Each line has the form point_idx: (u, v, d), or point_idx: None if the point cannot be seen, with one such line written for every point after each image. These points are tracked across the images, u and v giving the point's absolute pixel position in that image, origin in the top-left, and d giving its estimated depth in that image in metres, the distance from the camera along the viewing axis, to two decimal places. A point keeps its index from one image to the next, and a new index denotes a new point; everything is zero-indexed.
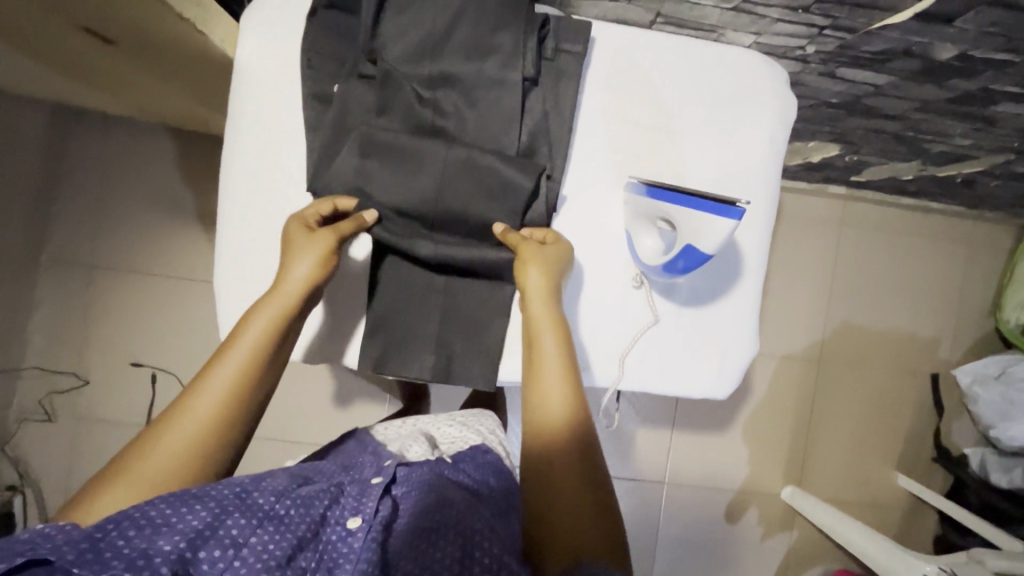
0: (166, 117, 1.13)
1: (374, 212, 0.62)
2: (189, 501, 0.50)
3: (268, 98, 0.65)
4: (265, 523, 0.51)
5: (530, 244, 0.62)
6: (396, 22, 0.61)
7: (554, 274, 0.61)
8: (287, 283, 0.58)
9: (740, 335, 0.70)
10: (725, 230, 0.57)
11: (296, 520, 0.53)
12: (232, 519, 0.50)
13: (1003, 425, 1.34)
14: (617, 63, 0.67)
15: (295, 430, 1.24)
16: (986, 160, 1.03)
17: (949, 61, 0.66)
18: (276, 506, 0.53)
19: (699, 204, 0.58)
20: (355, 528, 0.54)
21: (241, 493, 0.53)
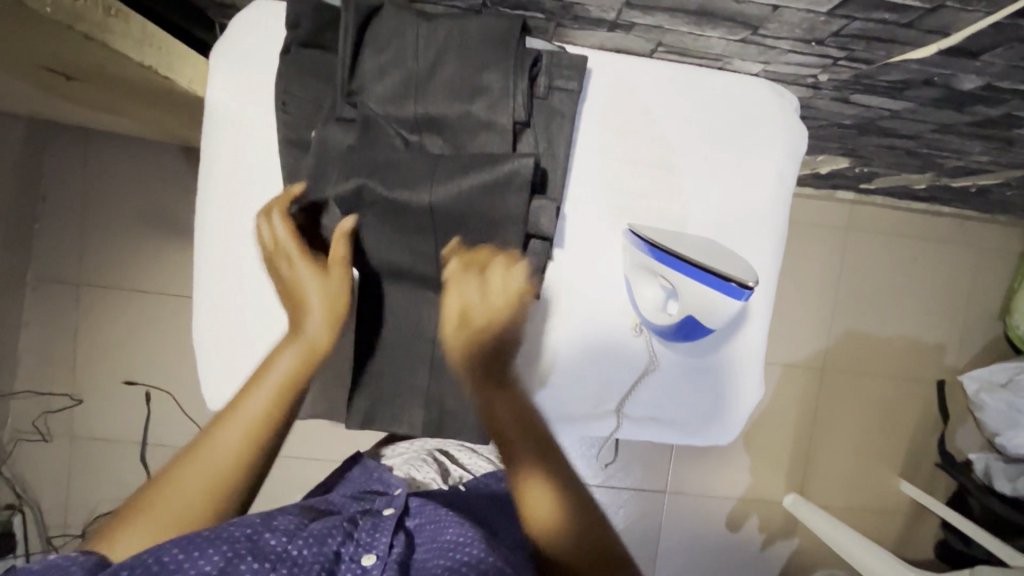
0: (145, 132, 1.08)
1: (351, 218, 0.58)
2: (201, 544, 0.45)
3: (241, 142, 0.61)
4: (278, 567, 0.46)
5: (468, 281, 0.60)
6: (377, 63, 0.57)
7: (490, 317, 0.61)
8: (306, 322, 0.59)
9: (746, 381, 0.67)
10: (727, 308, 0.58)
11: (309, 561, 0.49)
12: (246, 562, 0.45)
13: (1009, 433, 1.33)
14: (616, 97, 0.63)
15: (292, 448, 1.22)
16: (1002, 174, 0.98)
17: (973, 90, 0.62)
18: (289, 547, 0.49)
19: (712, 282, 0.57)
20: (370, 564, 0.51)
21: (252, 535, 0.48)
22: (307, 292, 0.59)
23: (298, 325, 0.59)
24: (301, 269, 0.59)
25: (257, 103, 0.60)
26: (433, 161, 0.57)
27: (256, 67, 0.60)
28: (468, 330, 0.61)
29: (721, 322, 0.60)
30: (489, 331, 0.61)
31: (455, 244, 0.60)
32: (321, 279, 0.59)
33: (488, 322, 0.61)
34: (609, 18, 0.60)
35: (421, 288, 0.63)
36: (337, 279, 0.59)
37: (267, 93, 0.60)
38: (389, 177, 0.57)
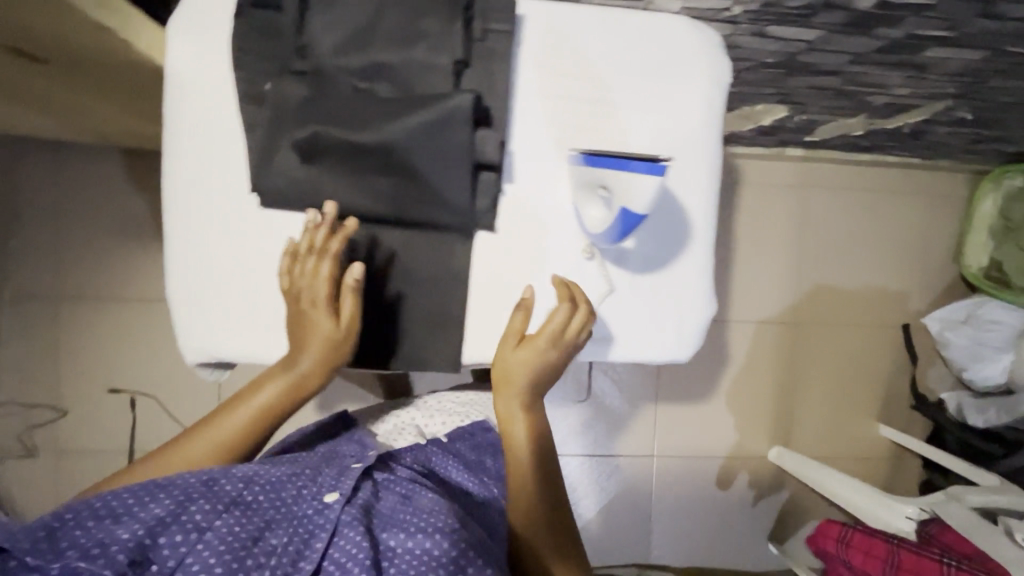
0: (108, 136, 1.10)
1: (342, 209, 0.62)
2: (154, 492, 0.54)
3: (203, 103, 0.64)
4: (230, 508, 0.55)
5: (559, 312, 0.66)
6: (324, 17, 0.61)
7: (547, 356, 0.67)
8: (298, 367, 0.65)
9: (697, 296, 0.73)
10: (648, 189, 0.59)
11: (264, 504, 0.57)
12: (195, 504, 0.53)
13: (976, 366, 1.45)
14: (548, 41, 0.68)
15: None
16: (928, 109, 1.05)
17: (870, 10, 0.68)
18: (243, 492, 0.56)
19: (632, 166, 0.58)
20: (332, 500, 0.59)
21: (207, 480, 0.56)
22: (309, 341, 0.64)
23: (293, 364, 0.65)
24: (316, 319, 0.63)
25: (213, 64, 0.64)
26: (382, 104, 0.61)
27: (213, 34, 0.63)
28: (504, 373, 0.68)
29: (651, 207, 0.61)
30: (547, 366, 0.68)
31: (407, 186, 0.62)
32: (331, 336, 0.64)
33: (547, 352, 0.67)
34: None
35: (382, 229, 0.66)
36: (342, 343, 0.64)
37: (224, 56, 0.63)
38: (338, 120, 0.60)
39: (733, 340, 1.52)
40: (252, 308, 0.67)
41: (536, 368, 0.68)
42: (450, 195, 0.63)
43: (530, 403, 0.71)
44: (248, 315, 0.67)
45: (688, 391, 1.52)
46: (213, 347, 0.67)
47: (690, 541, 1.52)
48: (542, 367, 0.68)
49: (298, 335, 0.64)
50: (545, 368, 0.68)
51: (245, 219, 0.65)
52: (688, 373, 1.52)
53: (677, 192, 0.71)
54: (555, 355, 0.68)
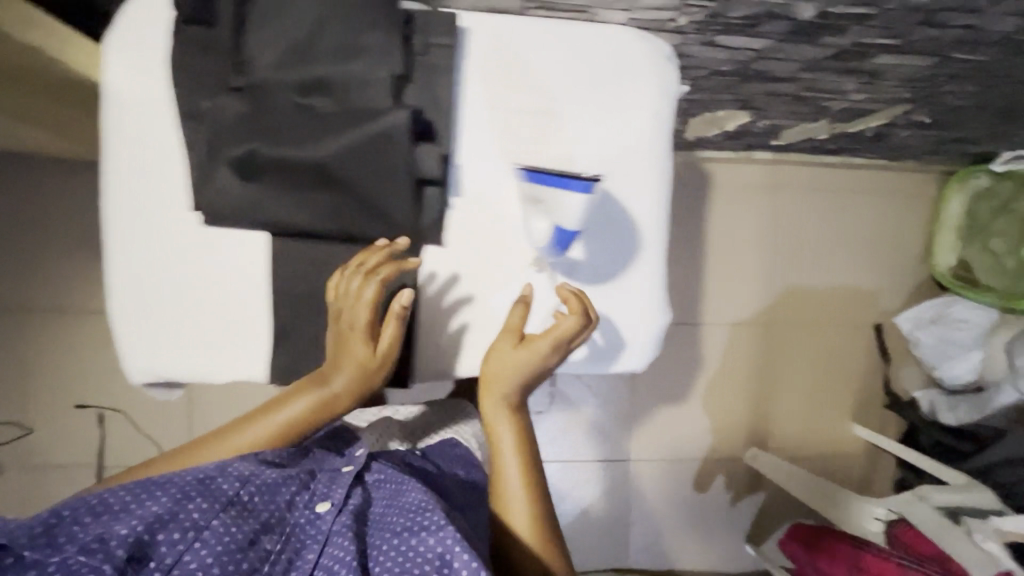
0: (62, 148, 1.08)
1: (405, 239, 0.63)
2: (151, 492, 0.55)
3: (144, 120, 0.63)
4: (227, 509, 0.56)
5: (567, 319, 0.65)
6: (261, 32, 0.60)
7: (539, 355, 0.66)
8: (329, 387, 0.64)
9: (649, 306, 0.73)
10: (578, 206, 0.61)
11: (260, 506, 0.58)
12: (192, 504, 0.55)
13: (947, 365, 1.48)
14: (493, 53, 0.67)
15: None
16: (887, 113, 1.06)
17: (813, 19, 0.68)
18: (240, 492, 0.57)
19: (570, 183, 0.60)
20: (324, 511, 0.60)
21: (204, 480, 0.57)
22: (345, 360, 0.63)
23: (324, 381, 0.64)
24: (355, 340, 0.63)
25: (152, 81, 0.63)
26: (320, 120, 0.60)
27: (151, 50, 0.62)
28: (499, 373, 0.67)
29: (583, 222, 0.63)
30: (540, 369, 0.67)
31: (349, 201, 0.62)
32: (366, 359, 0.63)
33: (545, 354, 0.66)
34: None
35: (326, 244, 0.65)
36: (377, 367, 0.64)
37: (163, 73, 0.63)
38: (275, 138, 0.60)
39: (707, 343, 1.52)
40: (196, 327, 0.66)
41: (532, 367, 0.66)
42: (392, 210, 0.62)
43: (518, 407, 0.69)
44: (192, 334, 0.66)
45: (663, 394, 1.52)
46: (157, 366, 0.66)
47: (668, 544, 1.53)
48: (539, 366, 0.67)
49: (337, 353, 0.63)
50: (534, 370, 0.67)
51: (188, 236, 0.65)
52: (663, 376, 1.52)
53: (626, 204, 0.71)
54: (545, 357, 0.66)
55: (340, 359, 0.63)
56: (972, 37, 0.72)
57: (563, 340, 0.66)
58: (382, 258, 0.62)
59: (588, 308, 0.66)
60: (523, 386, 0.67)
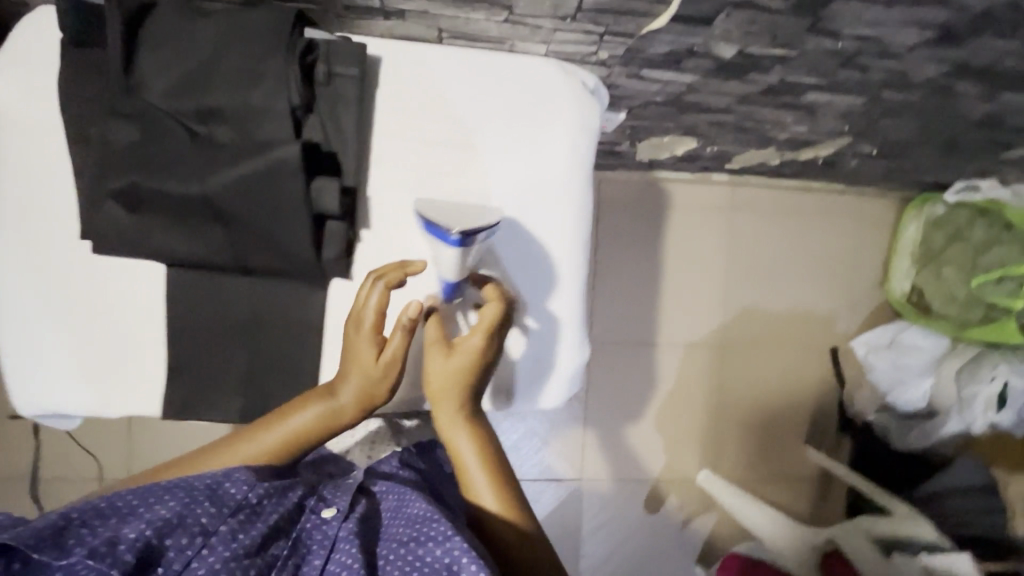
0: None
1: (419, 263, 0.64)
2: (159, 495, 0.51)
3: (29, 144, 0.60)
4: (235, 514, 0.52)
5: (489, 312, 0.64)
6: (154, 57, 0.58)
7: (475, 354, 0.64)
8: (338, 397, 0.63)
9: (565, 342, 0.73)
10: (453, 259, 0.61)
11: (269, 510, 0.55)
12: (201, 508, 0.51)
13: (897, 391, 1.47)
14: (406, 83, 0.66)
15: None
16: (833, 144, 1.05)
17: (734, 58, 0.67)
18: (249, 496, 0.54)
19: (443, 239, 0.60)
20: (331, 516, 0.57)
21: (212, 484, 0.54)
22: (352, 370, 0.62)
23: (332, 392, 0.63)
24: (361, 347, 0.62)
25: (41, 103, 0.60)
26: (215, 151, 0.58)
27: (39, 70, 0.60)
28: (441, 385, 0.65)
29: (464, 273, 0.63)
30: (478, 366, 0.65)
31: (246, 233, 0.60)
32: (371, 369, 0.62)
33: (479, 347, 0.64)
34: (378, 6, 0.60)
35: (226, 275, 0.63)
36: (383, 377, 0.63)
37: (51, 93, 0.60)
38: (163, 170, 0.58)
39: (662, 363, 1.52)
40: (89, 357, 0.63)
41: (473, 367, 0.65)
42: (291, 245, 0.61)
43: (471, 412, 0.67)
44: (84, 365, 0.63)
45: (618, 414, 1.51)
46: (47, 397, 0.64)
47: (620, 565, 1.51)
48: (476, 367, 0.65)
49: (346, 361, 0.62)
50: (478, 367, 0.65)
51: (80, 264, 0.62)
52: (618, 396, 1.51)
53: (542, 240, 0.70)
54: (479, 355, 0.64)
55: (349, 367, 0.62)
56: (898, 78, 0.71)
57: (493, 333, 0.64)
58: (393, 270, 0.63)
59: (503, 295, 0.65)
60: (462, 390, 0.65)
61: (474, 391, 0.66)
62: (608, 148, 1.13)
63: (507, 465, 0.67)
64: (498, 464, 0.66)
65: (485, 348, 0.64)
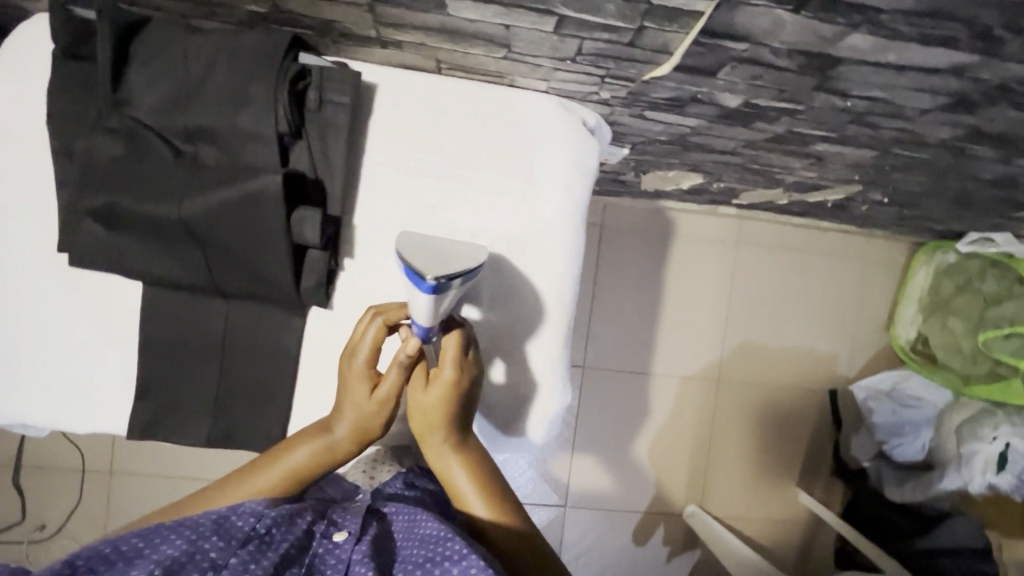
0: None
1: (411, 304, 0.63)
2: (163, 534, 0.50)
3: (16, 152, 0.60)
4: (245, 544, 0.52)
5: (450, 346, 0.60)
6: (143, 74, 0.57)
7: (450, 387, 0.60)
8: (333, 432, 0.62)
9: (547, 383, 0.70)
10: (426, 306, 0.55)
11: (278, 539, 0.54)
12: (210, 543, 0.50)
13: (895, 442, 1.41)
14: (400, 114, 0.65)
15: (183, 466, 1.26)
16: (842, 190, 1.03)
17: (740, 107, 0.65)
18: (257, 526, 0.54)
19: (416, 283, 0.53)
20: (342, 539, 0.56)
21: (219, 518, 0.53)
22: (346, 405, 0.62)
23: (327, 426, 0.62)
24: (355, 382, 0.61)
25: (31, 112, 0.60)
26: (198, 173, 0.57)
27: (31, 80, 0.59)
28: (423, 419, 0.62)
29: (437, 319, 0.57)
30: (454, 397, 0.61)
31: (224, 258, 0.58)
32: (365, 405, 0.61)
33: (453, 378, 0.60)
34: (374, 36, 0.59)
35: (204, 297, 0.62)
36: (378, 413, 0.62)
37: (41, 104, 0.59)
38: (140, 191, 0.56)
39: (655, 395, 1.49)
40: (62, 371, 0.63)
41: (453, 394, 0.60)
42: (269, 272, 0.59)
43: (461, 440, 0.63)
44: (57, 377, 0.63)
45: (605, 442, 1.49)
46: (15, 408, 0.63)
47: None
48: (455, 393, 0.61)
49: (342, 395, 0.62)
50: (454, 398, 0.61)
51: (60, 276, 0.62)
52: (607, 424, 1.48)
53: (529, 278, 0.68)
54: (453, 385, 0.60)
55: (345, 401, 0.62)
56: (910, 138, 0.69)
57: (459, 366, 0.60)
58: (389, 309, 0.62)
59: (456, 333, 0.60)
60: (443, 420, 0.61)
61: (459, 418, 0.62)
62: (613, 177, 1.11)
63: (504, 483, 0.63)
64: (492, 481, 0.62)
65: (458, 378, 0.60)
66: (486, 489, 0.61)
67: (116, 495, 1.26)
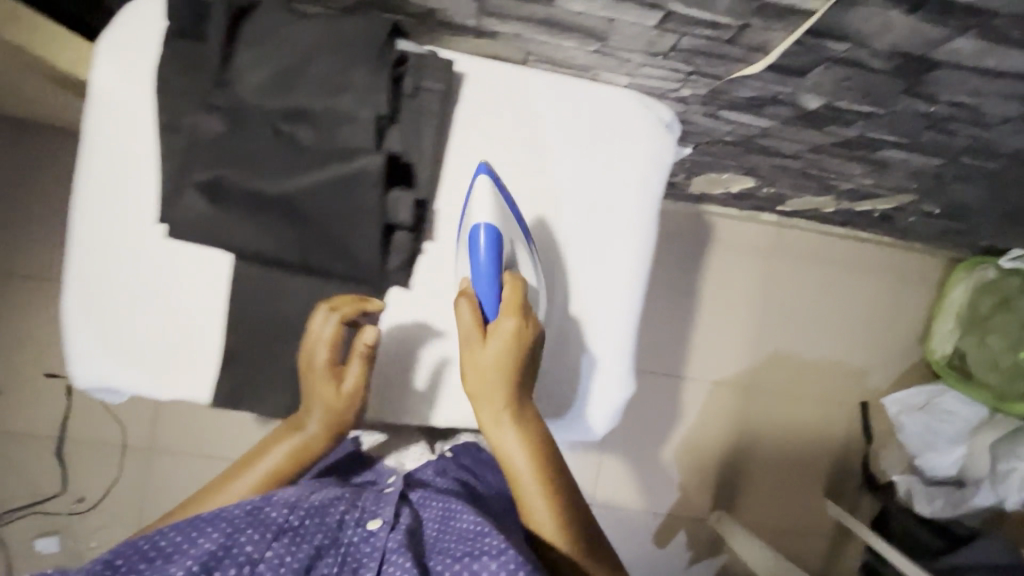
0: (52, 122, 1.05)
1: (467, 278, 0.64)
2: (200, 526, 0.51)
3: (122, 127, 0.62)
4: (279, 537, 0.52)
5: (514, 288, 0.61)
6: (250, 54, 0.59)
7: (515, 341, 0.59)
8: (304, 429, 0.62)
9: (613, 372, 0.72)
10: (487, 185, 0.63)
11: (312, 530, 0.53)
12: (245, 535, 0.51)
13: (927, 455, 1.42)
14: (485, 104, 0.67)
15: (223, 445, 1.28)
16: (894, 199, 1.03)
17: (819, 109, 0.66)
18: (290, 518, 0.53)
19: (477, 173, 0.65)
20: (377, 528, 0.55)
21: (252, 509, 0.53)
22: (314, 402, 0.62)
23: (298, 425, 0.63)
24: (319, 380, 0.61)
25: (137, 87, 0.62)
26: (299, 152, 0.59)
27: (141, 56, 0.61)
28: (477, 376, 0.59)
29: (499, 215, 0.63)
30: (517, 354, 0.59)
31: (317, 237, 0.61)
32: (335, 399, 0.61)
33: (517, 333, 0.59)
34: (472, 26, 0.61)
35: (292, 272, 0.64)
36: (348, 407, 0.62)
37: (148, 80, 0.62)
38: (249, 167, 0.59)
39: (687, 398, 1.49)
40: (152, 340, 0.65)
41: (516, 350, 0.59)
42: (359, 251, 0.61)
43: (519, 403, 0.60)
44: (146, 346, 0.65)
45: (634, 444, 1.49)
46: (103, 372, 0.65)
47: None
48: (517, 351, 0.59)
49: (308, 393, 0.62)
50: (517, 355, 0.59)
51: (156, 250, 0.64)
52: (636, 426, 1.49)
53: (604, 268, 0.70)
54: (517, 339, 0.59)
55: (311, 398, 0.62)
56: (984, 147, 0.70)
57: (524, 322, 0.60)
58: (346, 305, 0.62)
59: (513, 275, 0.63)
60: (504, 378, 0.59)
61: (518, 381, 0.59)
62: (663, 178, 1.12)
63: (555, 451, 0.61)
64: (545, 451, 0.60)
65: (522, 333, 0.59)
66: (539, 454, 0.59)
67: (154, 472, 1.28)
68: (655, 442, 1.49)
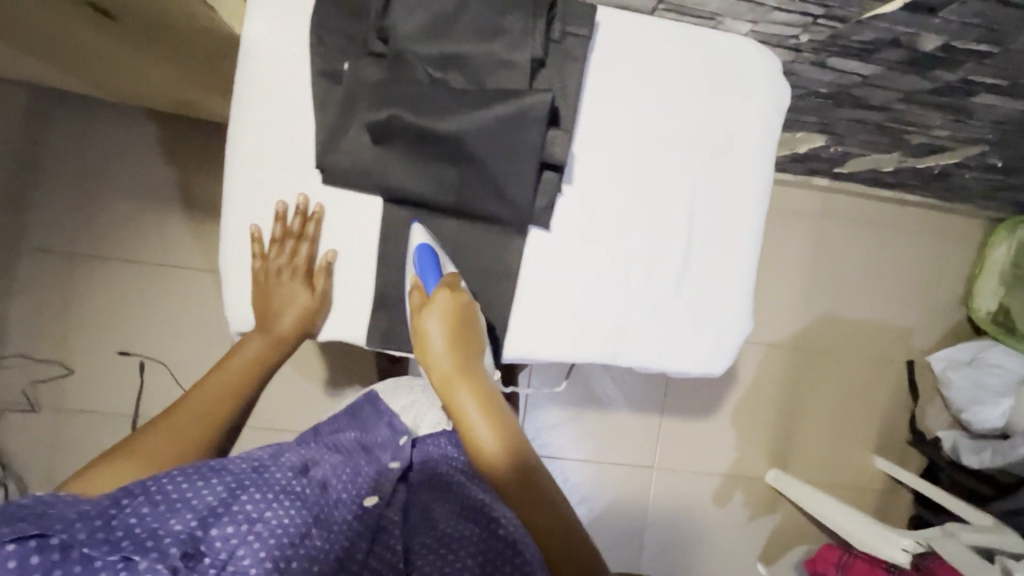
0: (141, 96, 1.06)
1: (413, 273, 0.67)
2: (206, 474, 0.51)
3: (278, 77, 0.64)
4: (281, 498, 0.52)
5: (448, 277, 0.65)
6: (408, 2, 0.62)
7: (454, 313, 0.64)
8: (278, 327, 0.68)
9: (736, 309, 0.74)
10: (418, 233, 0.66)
11: (310, 495, 0.54)
12: (247, 494, 0.51)
13: (975, 409, 1.45)
14: (618, 49, 0.69)
15: None
16: (960, 152, 1.06)
17: (933, 51, 0.70)
18: (293, 482, 0.54)
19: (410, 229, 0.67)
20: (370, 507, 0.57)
21: (258, 468, 0.54)
22: (288, 305, 0.67)
23: (270, 325, 0.68)
24: (293, 285, 0.66)
25: (292, 39, 0.64)
26: (458, 94, 0.62)
27: (296, 7, 0.63)
28: (425, 352, 0.64)
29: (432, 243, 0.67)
30: (455, 325, 0.64)
31: (473, 179, 0.64)
32: (309, 299, 0.67)
33: (449, 303, 0.64)
34: None
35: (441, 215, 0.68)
36: (321, 307, 0.68)
37: (303, 31, 0.64)
38: (418, 107, 0.61)
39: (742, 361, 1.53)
40: None
41: (452, 320, 0.64)
42: (512, 192, 0.64)
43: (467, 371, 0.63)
44: None
45: (692, 407, 1.53)
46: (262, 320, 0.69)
47: (682, 557, 1.53)
48: (456, 318, 0.64)
49: (281, 300, 0.67)
50: (456, 325, 0.64)
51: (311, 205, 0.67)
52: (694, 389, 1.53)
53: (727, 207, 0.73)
54: (454, 308, 0.64)
55: (286, 305, 0.67)
56: None
57: (456, 294, 0.64)
58: (303, 220, 0.66)
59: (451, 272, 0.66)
60: (455, 346, 0.63)
61: (462, 351, 0.63)
62: None
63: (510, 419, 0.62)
64: (501, 415, 0.61)
65: (457, 303, 0.64)
66: (497, 416, 0.61)
67: None
68: (711, 404, 1.53)
